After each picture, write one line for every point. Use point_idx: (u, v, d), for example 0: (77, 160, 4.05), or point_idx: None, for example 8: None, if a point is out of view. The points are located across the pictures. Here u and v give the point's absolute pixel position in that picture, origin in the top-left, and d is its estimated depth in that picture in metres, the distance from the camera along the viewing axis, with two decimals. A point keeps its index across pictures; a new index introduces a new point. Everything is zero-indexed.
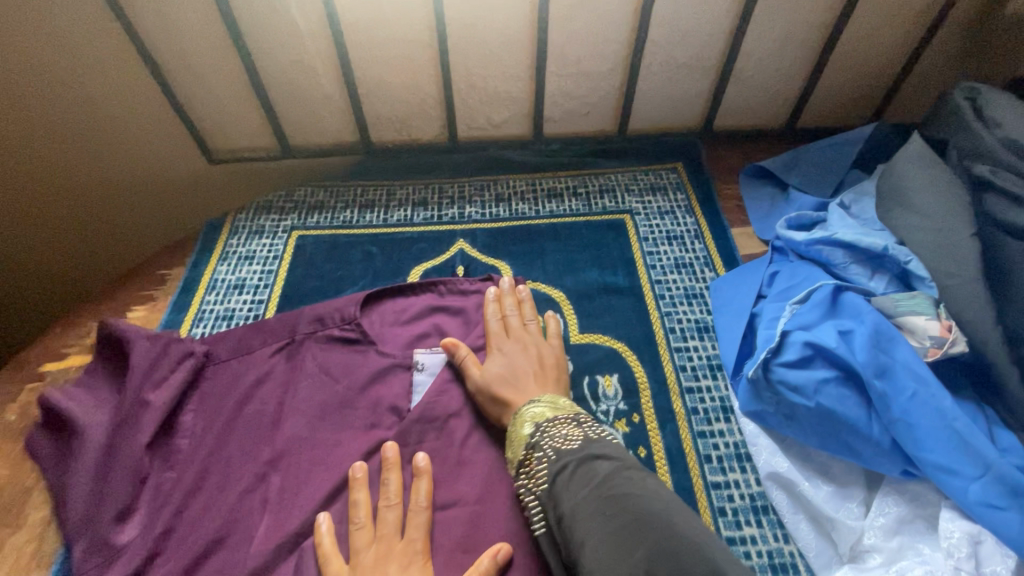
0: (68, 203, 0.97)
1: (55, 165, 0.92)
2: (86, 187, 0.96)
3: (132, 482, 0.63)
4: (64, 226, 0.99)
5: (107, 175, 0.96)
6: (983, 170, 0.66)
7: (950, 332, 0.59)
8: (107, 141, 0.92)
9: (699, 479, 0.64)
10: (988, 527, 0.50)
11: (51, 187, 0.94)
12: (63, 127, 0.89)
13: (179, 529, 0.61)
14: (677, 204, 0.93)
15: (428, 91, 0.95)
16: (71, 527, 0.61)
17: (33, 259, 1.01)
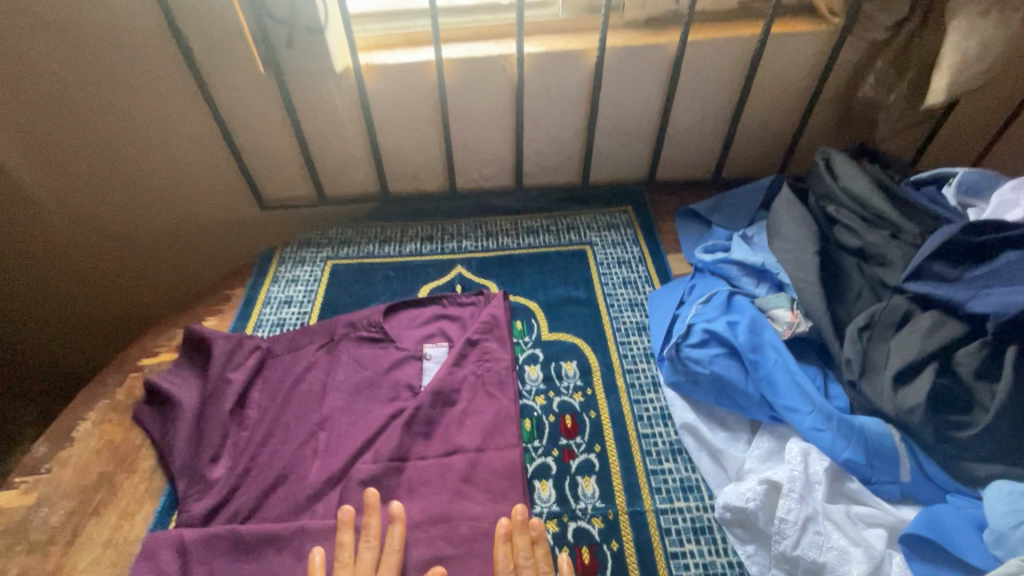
0: (157, 237, 1.30)
1: (145, 213, 1.25)
2: (168, 228, 1.29)
3: (219, 436, 0.86)
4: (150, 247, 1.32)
5: (182, 219, 1.27)
6: (831, 210, 0.93)
7: (798, 318, 0.84)
8: (183, 196, 1.24)
9: (633, 431, 0.87)
10: (814, 442, 0.72)
11: (143, 220, 1.27)
12: (150, 188, 1.21)
13: (252, 470, 0.84)
14: (626, 237, 1.21)
15: (433, 154, 1.24)
16: (174, 467, 0.84)
17: (134, 275, 1.38)
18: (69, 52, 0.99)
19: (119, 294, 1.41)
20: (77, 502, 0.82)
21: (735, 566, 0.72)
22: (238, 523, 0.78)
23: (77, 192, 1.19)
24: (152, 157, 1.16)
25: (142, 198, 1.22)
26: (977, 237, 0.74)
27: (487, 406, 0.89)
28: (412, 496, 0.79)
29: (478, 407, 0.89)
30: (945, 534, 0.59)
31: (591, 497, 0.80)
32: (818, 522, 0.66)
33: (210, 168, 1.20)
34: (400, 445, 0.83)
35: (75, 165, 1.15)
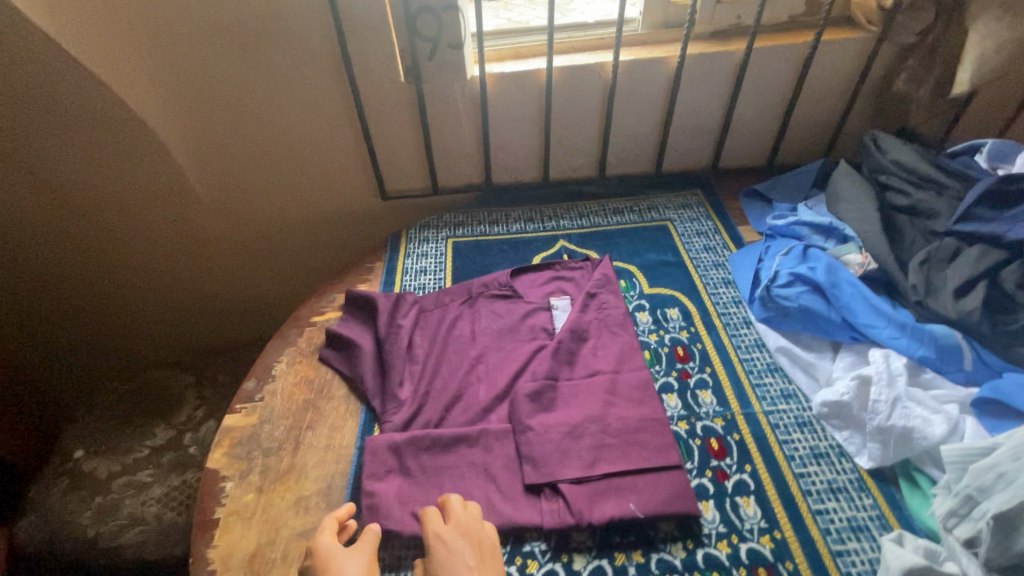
0: (286, 231, 1.55)
1: (277, 211, 1.50)
2: (296, 222, 1.54)
3: (401, 367, 1.06)
4: (288, 234, 1.56)
5: (319, 210, 1.51)
6: (882, 178, 1.14)
7: (867, 259, 1.05)
8: (309, 194, 1.48)
9: (734, 356, 1.07)
10: (892, 347, 0.92)
11: (285, 212, 1.51)
12: (284, 192, 1.46)
13: (432, 392, 1.03)
14: (700, 213, 1.42)
15: (532, 148, 1.46)
16: (371, 391, 1.04)
17: (266, 264, 1.64)
18: (237, 79, 1.23)
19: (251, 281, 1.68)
20: (292, 420, 1.02)
21: (835, 446, 0.91)
22: (432, 429, 0.98)
23: (223, 200, 1.46)
24: (287, 167, 1.41)
25: (277, 201, 1.48)
26: (1014, 185, 0.95)
27: (616, 341, 1.09)
28: (569, 405, 0.98)
29: (607, 341, 1.09)
30: (1005, 394, 0.80)
31: (710, 403, 0.99)
32: (904, 400, 0.85)
33: (333, 169, 1.43)
34: (551, 369, 1.03)
35: (221, 180, 1.41)
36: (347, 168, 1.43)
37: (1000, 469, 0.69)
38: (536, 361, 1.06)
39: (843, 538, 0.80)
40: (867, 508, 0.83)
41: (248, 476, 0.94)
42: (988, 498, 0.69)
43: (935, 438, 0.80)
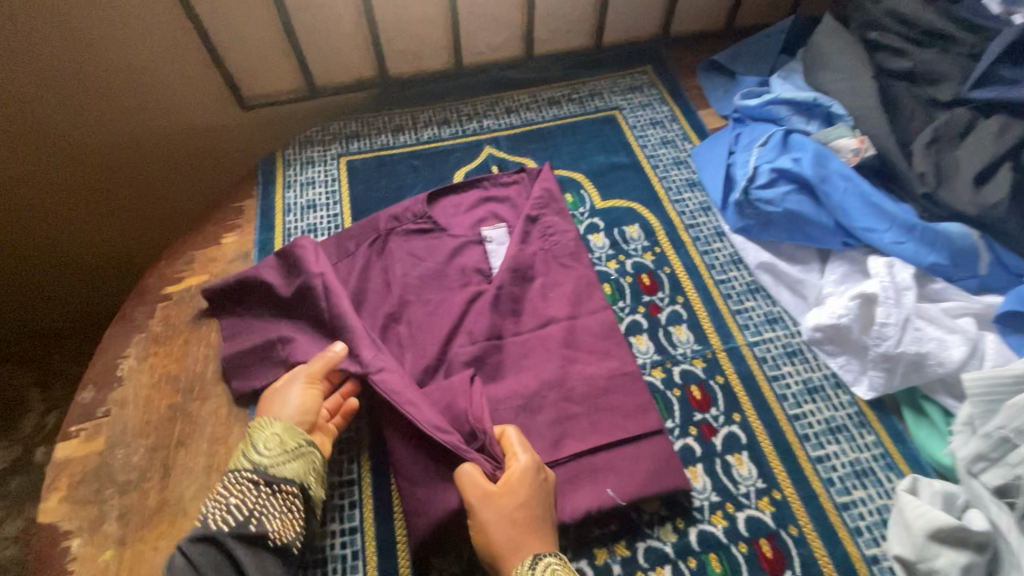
0: (119, 168, 1.09)
1: (91, 138, 1.04)
2: (129, 153, 1.08)
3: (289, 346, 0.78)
4: (123, 181, 1.11)
5: (158, 137, 1.08)
6: (874, 35, 0.93)
7: (863, 143, 0.86)
8: (132, 105, 1.02)
9: (709, 279, 0.89)
10: (897, 255, 0.76)
11: (107, 147, 1.06)
12: (89, 105, 0.99)
13: None
14: (653, 97, 1.16)
15: (436, 23, 1.10)
16: (260, 387, 0.78)
17: (104, 235, 1.19)
18: None
19: (98, 252, 1.22)
20: (155, 438, 0.76)
21: (830, 377, 0.78)
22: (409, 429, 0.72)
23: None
24: (76, 63, 0.94)
25: (83, 121, 1.01)
26: None
27: (569, 277, 0.87)
28: (518, 368, 0.78)
29: (559, 278, 0.87)
30: None
31: (688, 342, 0.82)
32: (915, 320, 0.71)
33: (154, 66, 0.99)
34: (493, 326, 0.81)
35: None
36: (174, 55, 0.99)
37: None
38: (470, 316, 0.83)
39: (849, 489, 0.70)
40: (870, 448, 0.72)
41: (100, 527, 0.69)
42: None
43: (953, 363, 0.68)
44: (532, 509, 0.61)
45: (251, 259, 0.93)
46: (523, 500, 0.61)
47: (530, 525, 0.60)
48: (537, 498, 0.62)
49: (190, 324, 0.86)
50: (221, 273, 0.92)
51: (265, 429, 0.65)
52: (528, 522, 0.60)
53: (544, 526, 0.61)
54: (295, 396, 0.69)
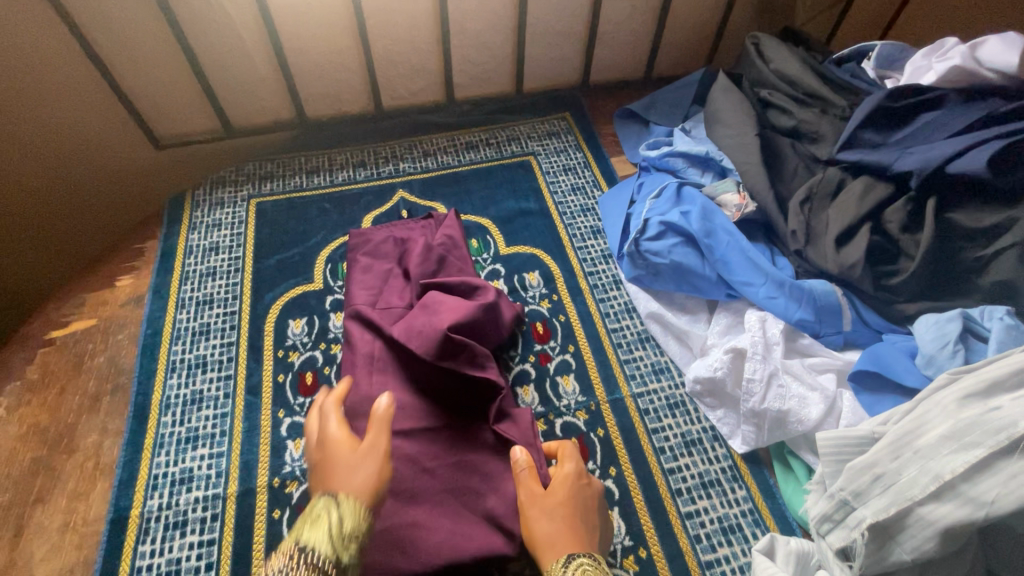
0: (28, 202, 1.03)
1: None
2: (37, 185, 1.02)
3: None
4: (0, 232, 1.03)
5: (45, 181, 1.02)
6: (764, 93, 0.96)
7: (745, 200, 0.89)
8: (36, 141, 0.98)
9: (602, 328, 0.90)
10: (769, 309, 0.78)
11: None
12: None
13: None
14: (569, 143, 1.18)
15: (352, 68, 1.11)
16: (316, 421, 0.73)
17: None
18: None
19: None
20: (12, 494, 0.73)
21: (708, 430, 0.79)
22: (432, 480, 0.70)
23: None
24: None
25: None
26: (902, 101, 0.80)
27: (446, 303, 0.80)
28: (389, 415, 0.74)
29: (435, 302, 0.80)
30: (884, 364, 0.68)
31: (573, 393, 0.83)
32: (780, 376, 0.73)
33: (61, 108, 0.97)
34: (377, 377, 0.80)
35: None
36: (72, 89, 0.96)
37: (878, 469, 0.58)
38: (351, 358, 0.80)
39: (714, 546, 0.70)
40: (739, 504, 0.73)
41: None
42: (864, 503, 0.59)
43: (811, 421, 0.69)
44: (573, 507, 0.62)
45: (143, 303, 0.92)
46: (567, 497, 0.62)
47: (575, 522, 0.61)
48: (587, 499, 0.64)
49: (69, 372, 0.84)
50: (109, 317, 0.90)
51: (340, 506, 0.52)
52: (569, 520, 0.61)
53: (585, 529, 0.61)
54: (368, 467, 0.57)
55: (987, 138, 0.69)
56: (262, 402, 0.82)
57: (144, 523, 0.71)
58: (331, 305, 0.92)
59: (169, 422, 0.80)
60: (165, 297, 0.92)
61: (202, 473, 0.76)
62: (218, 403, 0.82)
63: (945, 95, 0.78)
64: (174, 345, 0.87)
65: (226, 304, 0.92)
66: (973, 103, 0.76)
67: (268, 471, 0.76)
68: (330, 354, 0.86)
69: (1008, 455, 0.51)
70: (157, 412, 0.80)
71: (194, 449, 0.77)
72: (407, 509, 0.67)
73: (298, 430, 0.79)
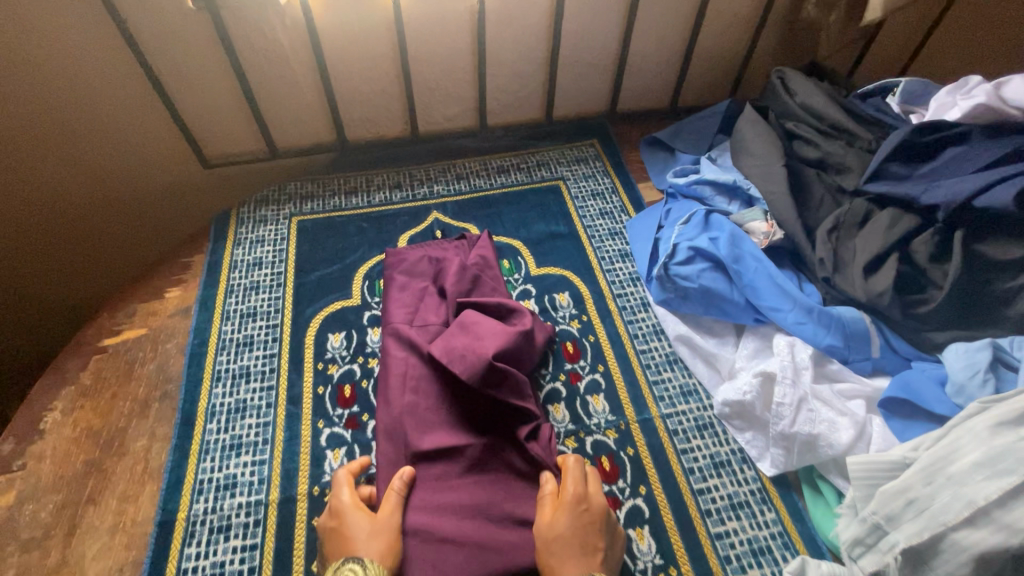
0: (94, 215, 1.12)
1: (61, 189, 1.06)
2: (99, 198, 1.10)
3: None
4: (66, 239, 1.13)
5: (107, 194, 1.11)
6: (790, 125, 0.99)
7: (773, 228, 0.91)
8: (100, 157, 1.06)
9: (631, 349, 0.92)
10: (798, 334, 0.80)
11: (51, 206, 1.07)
12: (60, 160, 1.03)
13: None
14: (597, 169, 1.22)
15: (393, 96, 1.16)
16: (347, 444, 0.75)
17: (42, 296, 1.19)
18: None
19: (66, 299, 1.22)
20: (66, 494, 0.76)
21: (737, 451, 0.80)
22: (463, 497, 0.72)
23: None
24: (43, 124, 0.97)
25: (50, 175, 1.04)
26: (928, 136, 0.83)
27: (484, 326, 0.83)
28: (427, 431, 0.77)
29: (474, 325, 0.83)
30: (914, 391, 0.70)
31: (603, 412, 0.85)
32: (810, 401, 0.74)
33: (123, 132, 1.04)
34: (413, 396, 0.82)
35: None
36: (135, 113, 1.03)
37: (911, 494, 0.59)
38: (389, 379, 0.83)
39: (744, 567, 0.71)
40: (769, 526, 0.74)
41: None
42: (897, 528, 0.60)
43: (841, 446, 0.70)
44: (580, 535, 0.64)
45: (191, 314, 0.96)
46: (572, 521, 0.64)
47: (578, 543, 0.63)
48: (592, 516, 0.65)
49: (120, 378, 0.88)
50: (159, 327, 0.94)
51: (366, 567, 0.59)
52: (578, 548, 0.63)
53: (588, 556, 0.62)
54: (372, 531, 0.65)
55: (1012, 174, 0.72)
56: (303, 412, 0.85)
57: (190, 526, 0.74)
58: (369, 320, 0.95)
59: (214, 429, 0.83)
60: (211, 309, 0.97)
61: (245, 479, 0.78)
62: (260, 412, 0.85)
63: (970, 130, 0.81)
64: (219, 355, 0.91)
65: (268, 317, 0.96)
66: (998, 140, 0.78)
67: (308, 480, 0.79)
68: (368, 368, 0.90)
69: None
70: (203, 419, 0.84)
71: (238, 456, 0.81)
72: (439, 523, 0.69)
73: (337, 441, 0.81)
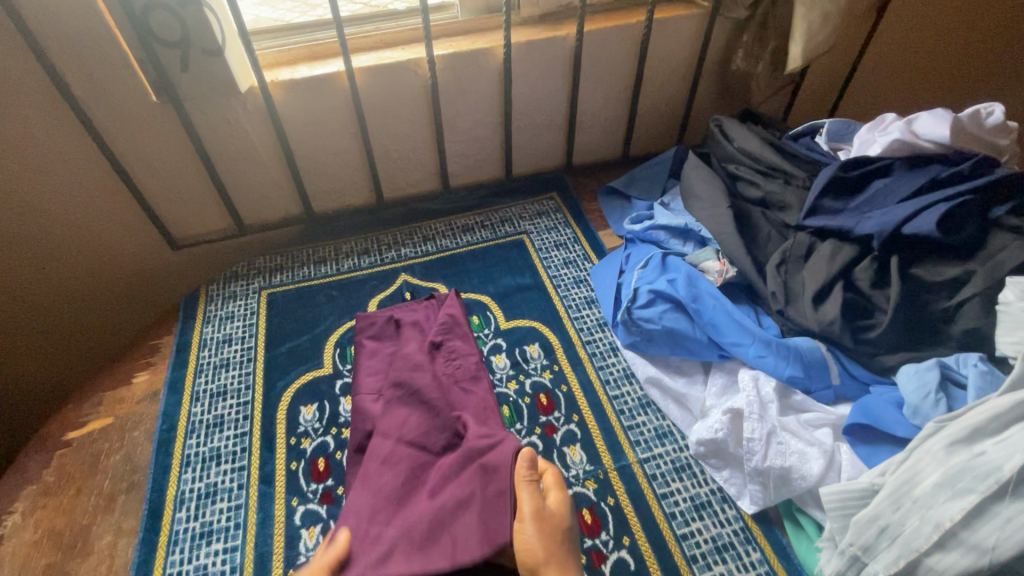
0: (65, 304, 1.13)
1: (27, 283, 1.07)
2: (65, 287, 1.11)
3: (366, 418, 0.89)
4: (34, 330, 1.13)
5: (74, 284, 1.11)
6: (731, 168, 1.06)
7: (725, 265, 0.96)
8: (66, 249, 1.06)
9: (603, 395, 0.93)
10: (760, 368, 0.82)
11: (17, 299, 1.07)
12: (24, 255, 1.03)
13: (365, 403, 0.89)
14: (558, 220, 1.26)
15: (356, 167, 1.20)
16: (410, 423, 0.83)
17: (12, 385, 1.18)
18: None
19: (34, 387, 1.21)
20: None
21: (717, 491, 0.80)
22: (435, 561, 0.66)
23: None
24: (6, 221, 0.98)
25: (13, 271, 1.04)
26: (853, 171, 0.89)
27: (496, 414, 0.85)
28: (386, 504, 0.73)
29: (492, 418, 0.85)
30: (875, 416, 0.71)
31: (581, 463, 0.84)
32: (778, 434, 0.75)
33: (90, 221, 1.06)
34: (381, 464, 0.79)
35: None
36: (100, 202, 1.05)
37: (882, 522, 0.60)
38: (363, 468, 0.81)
39: None
40: (755, 566, 0.73)
41: None
42: (874, 557, 0.61)
43: (813, 477, 0.71)
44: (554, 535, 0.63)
45: (159, 398, 0.95)
46: (534, 538, 0.62)
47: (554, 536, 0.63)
48: (558, 534, 0.63)
49: (85, 473, 0.85)
50: (126, 414, 0.93)
51: None
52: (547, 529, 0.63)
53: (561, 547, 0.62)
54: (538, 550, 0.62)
55: (934, 200, 0.77)
56: (275, 492, 0.83)
57: None
58: (340, 389, 0.95)
59: (183, 518, 0.80)
60: (180, 391, 0.96)
61: (216, 569, 0.76)
62: (232, 494, 0.83)
63: (893, 162, 0.88)
64: (188, 439, 0.89)
65: (239, 395, 0.95)
66: (919, 170, 0.85)
67: (283, 563, 0.76)
68: (342, 439, 0.88)
69: (1002, 499, 0.53)
70: (171, 508, 0.81)
71: (210, 544, 0.78)
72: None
73: (312, 518, 0.79)
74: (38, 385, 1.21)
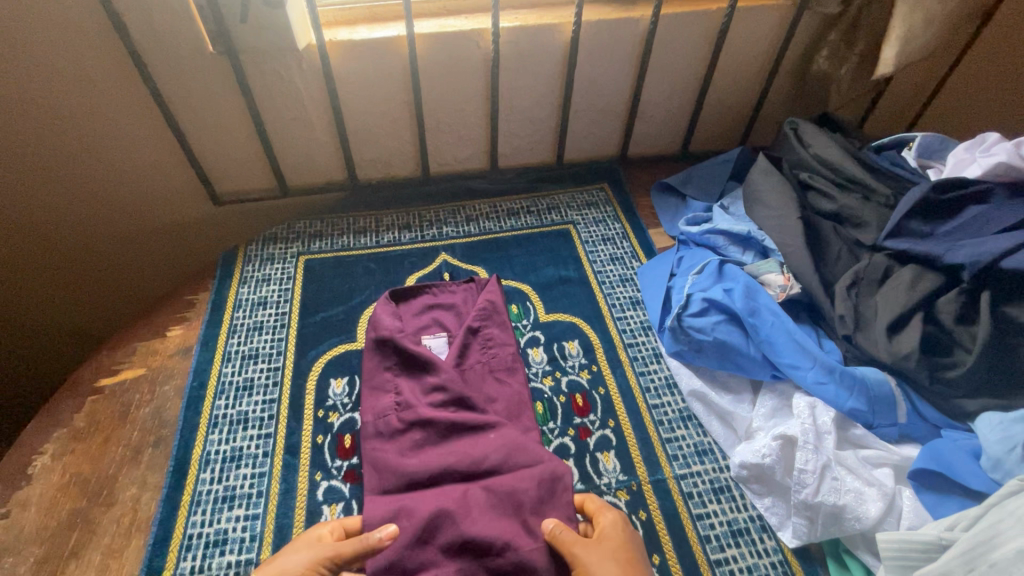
0: (115, 249, 1.14)
1: (81, 227, 1.08)
2: (117, 234, 1.12)
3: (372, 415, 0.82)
4: (85, 272, 1.15)
5: (124, 233, 1.12)
6: (805, 177, 0.98)
7: (789, 280, 0.89)
8: (119, 195, 1.07)
9: (642, 403, 0.88)
10: (819, 396, 0.76)
11: (71, 240, 1.09)
12: (75, 198, 1.04)
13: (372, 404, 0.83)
14: (607, 214, 1.21)
15: (406, 138, 1.16)
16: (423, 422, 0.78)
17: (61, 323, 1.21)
18: None
19: (79, 328, 1.24)
20: (48, 547, 0.72)
21: (756, 519, 0.76)
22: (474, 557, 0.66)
23: None
24: (55, 159, 0.98)
25: (67, 213, 1.05)
26: (950, 193, 0.81)
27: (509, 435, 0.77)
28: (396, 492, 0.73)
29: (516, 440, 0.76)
30: (947, 464, 0.66)
31: (614, 471, 0.81)
32: (833, 468, 0.70)
33: (136, 170, 1.05)
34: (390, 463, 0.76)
35: None
36: (151, 152, 1.04)
37: None
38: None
39: None
40: None
41: None
42: None
43: (869, 520, 0.67)
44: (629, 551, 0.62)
45: (192, 354, 0.94)
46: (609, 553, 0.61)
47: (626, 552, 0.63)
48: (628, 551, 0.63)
49: (115, 422, 0.85)
50: (158, 367, 0.92)
51: None
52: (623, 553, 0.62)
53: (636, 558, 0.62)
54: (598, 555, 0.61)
55: None
56: (300, 464, 0.81)
57: None
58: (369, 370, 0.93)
59: (207, 479, 0.80)
60: (212, 349, 0.95)
61: (236, 535, 0.75)
62: (257, 461, 0.82)
63: (992, 188, 0.79)
64: (217, 399, 0.88)
65: (271, 360, 0.94)
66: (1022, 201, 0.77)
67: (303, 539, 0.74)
68: None
69: None
70: (196, 467, 0.81)
71: (231, 509, 0.77)
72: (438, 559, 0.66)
73: (335, 496, 0.78)
74: (85, 325, 1.24)
